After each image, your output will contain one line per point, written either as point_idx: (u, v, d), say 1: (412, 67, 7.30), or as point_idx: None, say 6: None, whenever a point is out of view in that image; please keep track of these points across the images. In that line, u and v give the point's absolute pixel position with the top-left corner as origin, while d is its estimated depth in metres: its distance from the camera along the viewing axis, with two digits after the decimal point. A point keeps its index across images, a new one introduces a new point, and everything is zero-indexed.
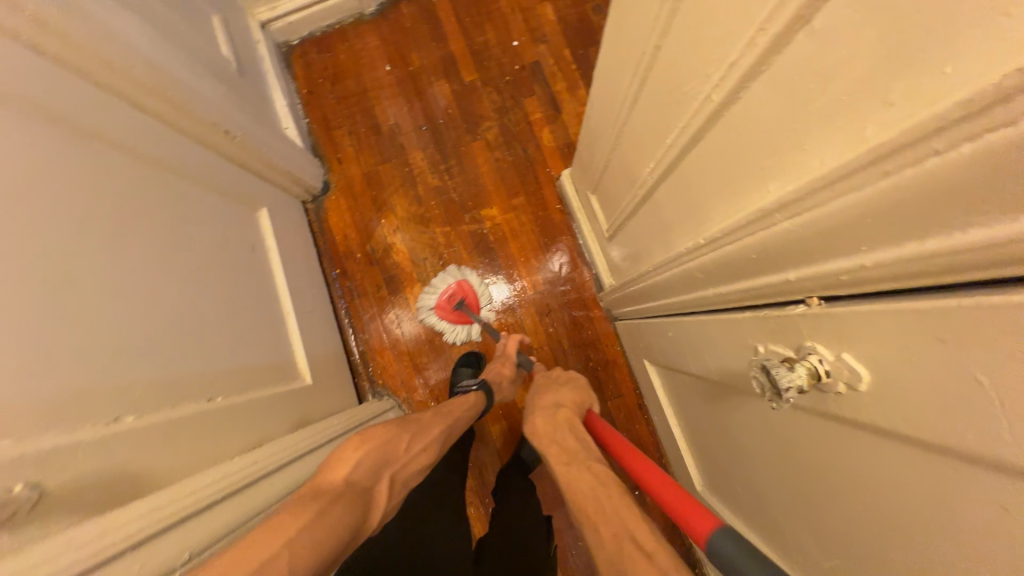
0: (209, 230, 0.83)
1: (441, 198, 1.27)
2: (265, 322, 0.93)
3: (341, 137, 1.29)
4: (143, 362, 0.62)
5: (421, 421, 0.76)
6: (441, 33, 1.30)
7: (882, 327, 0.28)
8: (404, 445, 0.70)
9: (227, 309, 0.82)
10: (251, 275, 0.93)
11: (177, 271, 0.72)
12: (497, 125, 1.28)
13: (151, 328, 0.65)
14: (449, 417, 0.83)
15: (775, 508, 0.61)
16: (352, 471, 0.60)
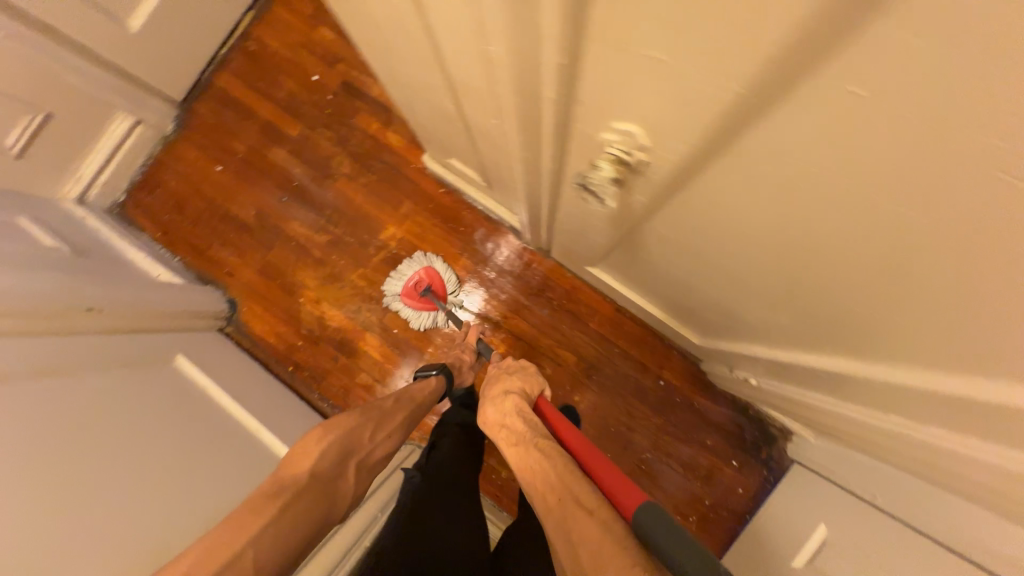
0: (125, 399, 0.81)
1: (338, 246, 1.26)
2: (238, 447, 0.90)
3: (219, 252, 1.26)
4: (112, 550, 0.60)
5: (385, 408, 0.80)
6: (247, 108, 1.29)
7: (640, 16, 0.28)
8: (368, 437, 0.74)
9: (184, 457, 0.80)
10: (195, 417, 0.90)
11: (107, 451, 0.70)
12: (347, 156, 1.27)
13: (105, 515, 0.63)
14: (412, 400, 0.87)
15: (735, 305, 0.63)
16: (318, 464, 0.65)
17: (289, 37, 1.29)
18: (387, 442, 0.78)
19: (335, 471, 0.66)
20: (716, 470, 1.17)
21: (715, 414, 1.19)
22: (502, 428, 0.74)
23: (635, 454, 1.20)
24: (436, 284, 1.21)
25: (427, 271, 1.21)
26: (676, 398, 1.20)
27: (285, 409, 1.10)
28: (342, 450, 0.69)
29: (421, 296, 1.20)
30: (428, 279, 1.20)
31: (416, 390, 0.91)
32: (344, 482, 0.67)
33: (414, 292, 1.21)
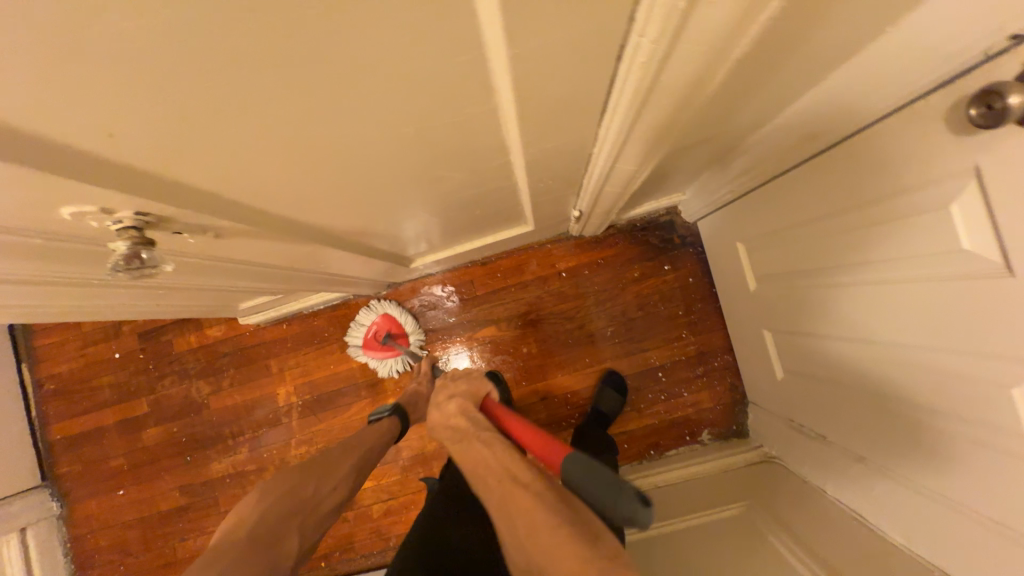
0: None
1: (259, 444, 1.24)
2: None
3: (184, 546, 1.23)
4: None
5: (330, 460, 0.77)
6: (94, 429, 1.27)
7: None
8: (310, 490, 0.70)
9: None
10: None
11: None
12: (198, 380, 1.27)
13: None
14: (357, 448, 0.83)
15: (453, 194, 0.65)
16: (254, 522, 0.60)
17: (69, 351, 1.29)
18: (332, 495, 0.73)
19: (284, 524, 0.63)
20: (662, 285, 1.20)
21: (619, 252, 1.22)
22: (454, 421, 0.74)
23: (605, 338, 1.21)
24: (395, 328, 1.22)
25: (386, 318, 1.23)
26: (585, 272, 1.22)
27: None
28: (285, 509, 0.64)
29: (382, 343, 1.20)
30: (383, 326, 1.22)
31: (368, 433, 0.88)
32: (291, 537, 0.62)
33: (374, 341, 1.22)
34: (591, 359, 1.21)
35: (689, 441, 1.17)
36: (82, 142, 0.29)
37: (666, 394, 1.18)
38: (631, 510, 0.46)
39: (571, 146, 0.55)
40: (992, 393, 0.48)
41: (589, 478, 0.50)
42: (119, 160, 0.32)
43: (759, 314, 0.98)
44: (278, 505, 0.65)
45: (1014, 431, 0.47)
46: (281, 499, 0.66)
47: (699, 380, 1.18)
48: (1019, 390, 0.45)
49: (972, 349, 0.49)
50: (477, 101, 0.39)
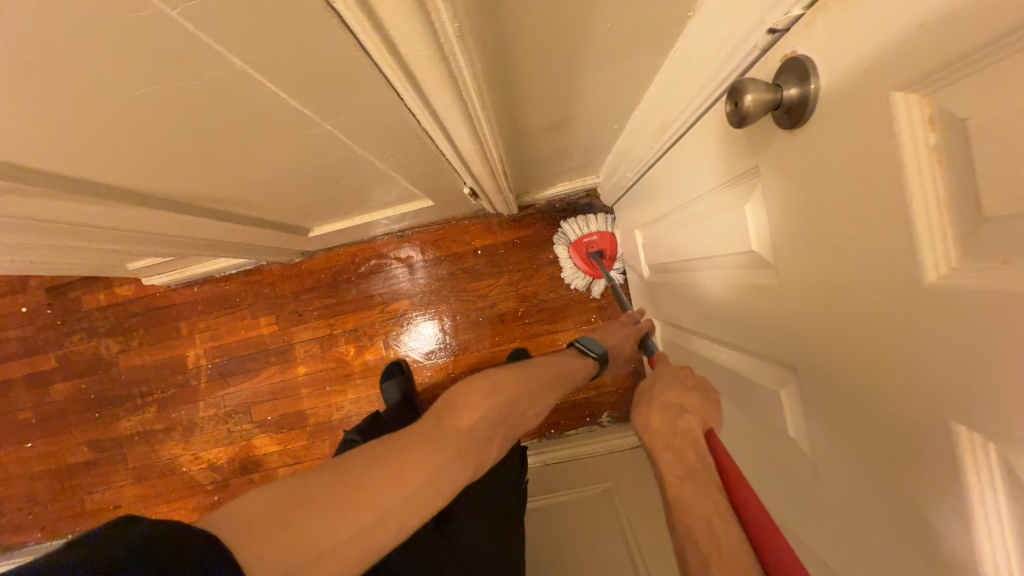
0: None
1: (169, 404, 1.25)
2: None
3: (94, 499, 1.25)
4: None
5: (552, 377, 0.67)
6: (5, 381, 1.27)
7: None
8: (519, 406, 0.60)
9: None
10: None
11: None
12: (108, 338, 1.26)
13: None
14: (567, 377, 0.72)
15: (297, 164, 0.63)
16: (469, 424, 0.51)
17: None
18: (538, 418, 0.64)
19: (495, 429, 0.54)
20: None
21: (537, 233, 1.20)
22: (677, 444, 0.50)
23: (518, 318, 1.21)
24: (609, 251, 1.15)
25: (604, 238, 1.14)
26: (500, 251, 1.21)
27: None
28: (500, 416, 0.55)
29: (591, 258, 1.14)
30: (603, 245, 1.15)
31: (573, 367, 0.74)
32: (495, 447, 0.54)
33: (584, 248, 1.15)
34: (501, 338, 1.22)
35: (590, 422, 1.19)
36: None
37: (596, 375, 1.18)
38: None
39: (388, 121, 0.53)
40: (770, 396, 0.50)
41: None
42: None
43: (651, 303, 0.98)
44: (489, 406, 0.54)
45: (783, 433, 0.49)
46: (502, 412, 0.56)
47: None
48: (785, 394, 0.46)
49: (760, 352, 0.50)
50: (215, 75, 0.37)
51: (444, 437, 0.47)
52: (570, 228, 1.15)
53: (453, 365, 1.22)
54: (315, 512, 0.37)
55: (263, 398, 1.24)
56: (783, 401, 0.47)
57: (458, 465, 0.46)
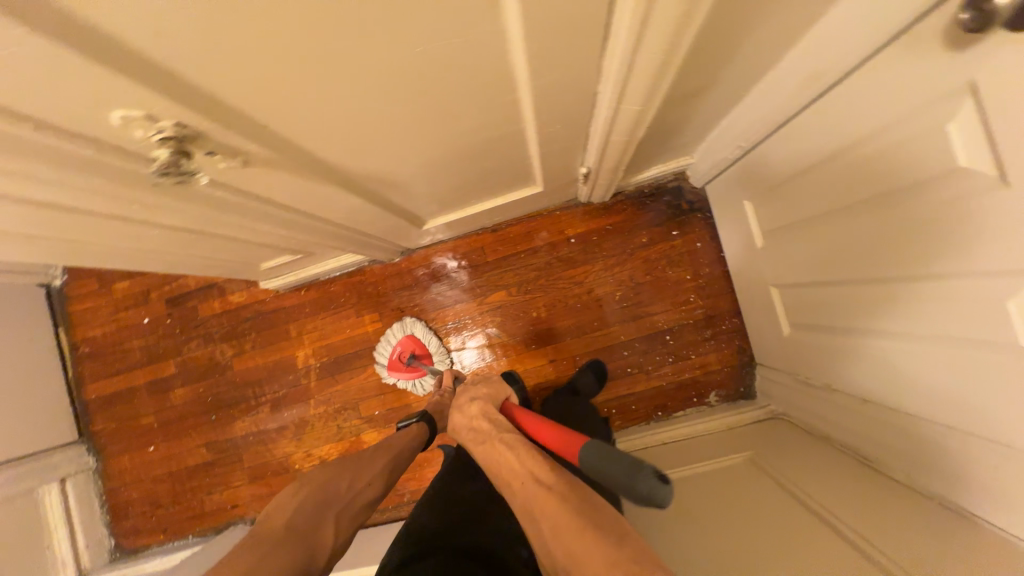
0: None
1: (281, 404, 1.30)
2: None
3: (211, 499, 1.30)
4: None
5: (362, 456, 0.79)
6: (128, 387, 1.35)
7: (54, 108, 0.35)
8: (346, 487, 0.72)
9: None
10: None
11: None
12: (222, 343, 1.33)
13: None
14: (388, 448, 0.84)
15: (465, 139, 0.68)
16: (295, 522, 0.63)
17: (102, 313, 1.36)
18: (372, 489, 0.75)
19: (325, 518, 0.66)
20: (670, 250, 1.22)
21: (628, 218, 1.24)
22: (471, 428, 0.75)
23: (615, 302, 1.23)
24: (419, 351, 1.24)
25: (409, 339, 1.24)
26: (594, 238, 1.24)
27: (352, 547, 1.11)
28: (319, 500, 0.68)
29: (405, 365, 1.23)
30: (409, 348, 1.24)
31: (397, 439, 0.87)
32: (327, 529, 0.65)
33: (399, 363, 1.24)
34: (599, 323, 1.23)
35: (696, 402, 1.19)
36: (141, 42, 0.33)
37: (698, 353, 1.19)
38: (641, 482, 0.44)
39: (575, 83, 0.57)
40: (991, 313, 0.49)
41: (600, 467, 0.48)
42: (166, 67, 0.35)
43: (767, 271, 0.98)
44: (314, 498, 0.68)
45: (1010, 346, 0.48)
46: (313, 492, 0.68)
47: (707, 342, 1.19)
48: (1015, 303, 0.47)
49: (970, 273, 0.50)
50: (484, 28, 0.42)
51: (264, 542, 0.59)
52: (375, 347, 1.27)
53: (554, 352, 1.24)
54: None
55: (370, 394, 1.28)
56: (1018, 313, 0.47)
57: (279, 555, 0.58)
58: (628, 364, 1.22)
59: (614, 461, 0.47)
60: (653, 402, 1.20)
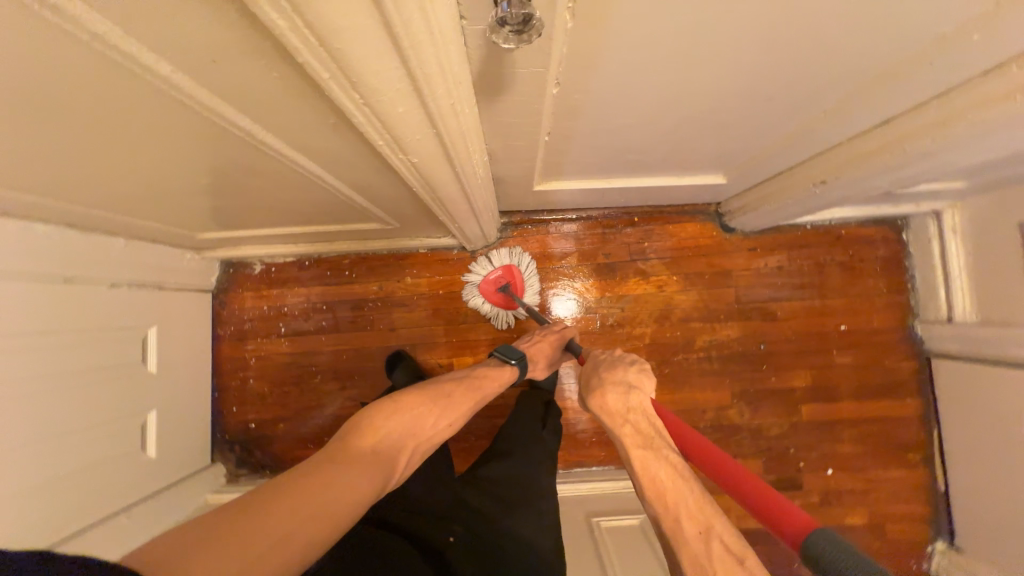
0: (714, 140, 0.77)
1: (680, 345, 1.20)
2: (597, 166, 0.87)
3: (778, 258, 1.19)
4: (586, 95, 0.58)
5: (457, 394, 0.81)
6: (854, 469, 1.17)
7: None
8: (424, 428, 0.72)
9: (616, 148, 0.79)
10: (645, 161, 0.86)
11: (671, 118, 0.68)
12: (737, 424, 1.19)
13: (618, 100, 0.60)
14: (477, 390, 0.86)
15: None
16: (379, 440, 0.65)
17: (881, 490, 1.16)
18: (444, 432, 0.77)
19: (402, 450, 0.67)
20: (258, 412, 1.26)
21: (289, 451, 1.26)
22: (632, 424, 0.68)
23: (318, 374, 1.26)
24: (518, 285, 1.19)
25: (511, 270, 1.19)
26: (323, 437, 1.26)
27: (681, 189, 1.05)
28: (404, 433, 0.68)
29: (498, 291, 1.19)
30: (509, 276, 1.19)
31: (491, 380, 0.89)
32: (402, 467, 0.66)
33: (495, 288, 1.20)
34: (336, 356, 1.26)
35: (267, 266, 1.27)
36: None
37: (254, 311, 1.27)
38: None
39: None
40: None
41: (837, 558, 0.42)
42: None
43: (145, 392, 1.03)
44: (400, 424, 0.69)
45: None
46: (404, 424, 0.70)
47: (244, 318, 1.27)
48: None
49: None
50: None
51: (360, 458, 0.60)
52: (472, 271, 1.21)
53: (388, 335, 1.25)
54: (199, 550, 0.38)
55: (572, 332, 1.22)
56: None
57: (366, 475, 0.58)
58: (322, 311, 1.26)
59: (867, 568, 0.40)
60: (304, 273, 1.26)
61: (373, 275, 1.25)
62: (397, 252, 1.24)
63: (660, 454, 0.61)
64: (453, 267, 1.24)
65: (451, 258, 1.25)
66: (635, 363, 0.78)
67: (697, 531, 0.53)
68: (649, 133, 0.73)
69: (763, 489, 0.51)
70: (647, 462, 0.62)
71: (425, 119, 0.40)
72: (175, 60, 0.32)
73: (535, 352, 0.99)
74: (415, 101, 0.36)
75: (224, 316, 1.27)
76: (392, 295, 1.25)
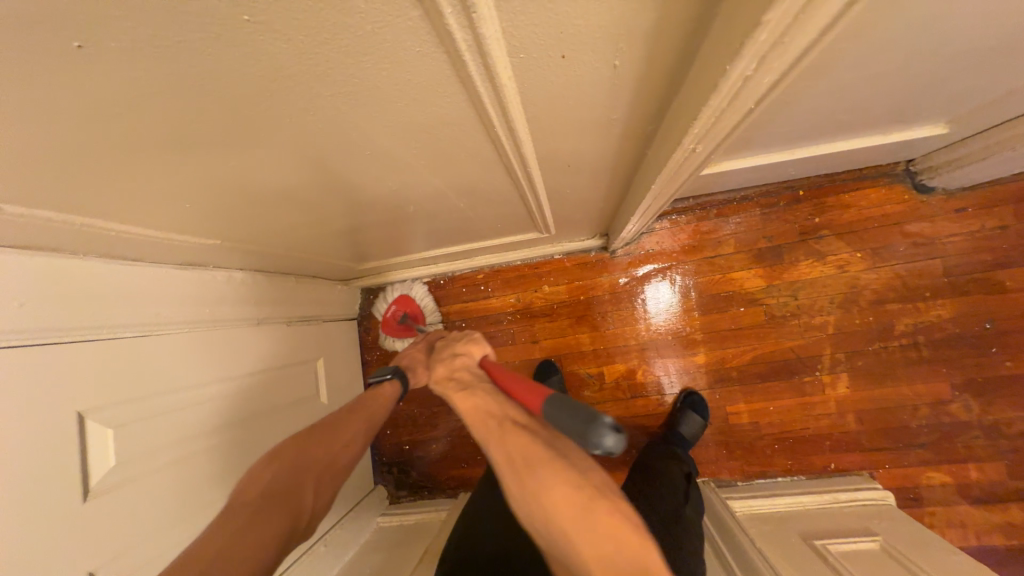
0: (969, 76, 0.62)
1: (875, 331, 1.03)
2: (795, 132, 0.75)
3: (1002, 216, 0.97)
4: (866, 47, 0.48)
5: (335, 416, 0.69)
6: None
7: None
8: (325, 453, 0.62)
9: (837, 109, 0.66)
10: (857, 117, 0.72)
11: (941, 58, 0.55)
12: (964, 421, 0.99)
13: (897, 48, 0.50)
14: (361, 408, 0.72)
15: None
16: (272, 479, 0.58)
17: None
18: (350, 453, 0.65)
19: (304, 476, 0.59)
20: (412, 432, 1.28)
21: (444, 470, 1.27)
22: (456, 381, 0.62)
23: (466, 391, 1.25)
24: (411, 311, 1.20)
25: (403, 300, 1.21)
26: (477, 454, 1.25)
27: (876, 148, 0.89)
28: (289, 467, 0.59)
29: (398, 322, 1.19)
30: (401, 305, 1.20)
31: (375, 404, 0.73)
32: (307, 487, 0.58)
33: (394, 322, 1.21)
34: None
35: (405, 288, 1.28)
36: None
37: None
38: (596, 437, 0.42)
39: None
40: (125, 458, 0.61)
41: (570, 413, 0.45)
42: None
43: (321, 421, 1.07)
44: (286, 463, 0.60)
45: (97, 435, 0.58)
46: (290, 458, 0.61)
47: None
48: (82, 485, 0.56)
49: (121, 493, 0.60)
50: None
51: (251, 502, 0.55)
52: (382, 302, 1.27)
53: (532, 347, 1.20)
54: None
55: (737, 328, 1.10)
56: (85, 484, 0.56)
57: (279, 521, 0.54)
58: (462, 327, 1.25)
59: (570, 410, 0.44)
60: (442, 293, 1.26)
61: (510, 286, 1.22)
62: (533, 262, 1.20)
63: (487, 405, 0.56)
64: (594, 270, 1.17)
65: (591, 261, 1.17)
66: (463, 339, 0.69)
67: (573, 512, 0.47)
68: (892, 82, 0.60)
69: (534, 390, 0.51)
70: (491, 414, 0.55)
71: (763, 94, 0.33)
72: (519, 50, 0.26)
73: (411, 361, 0.80)
74: (783, 72, 0.29)
75: (370, 341, 1.30)
76: (533, 305, 1.20)
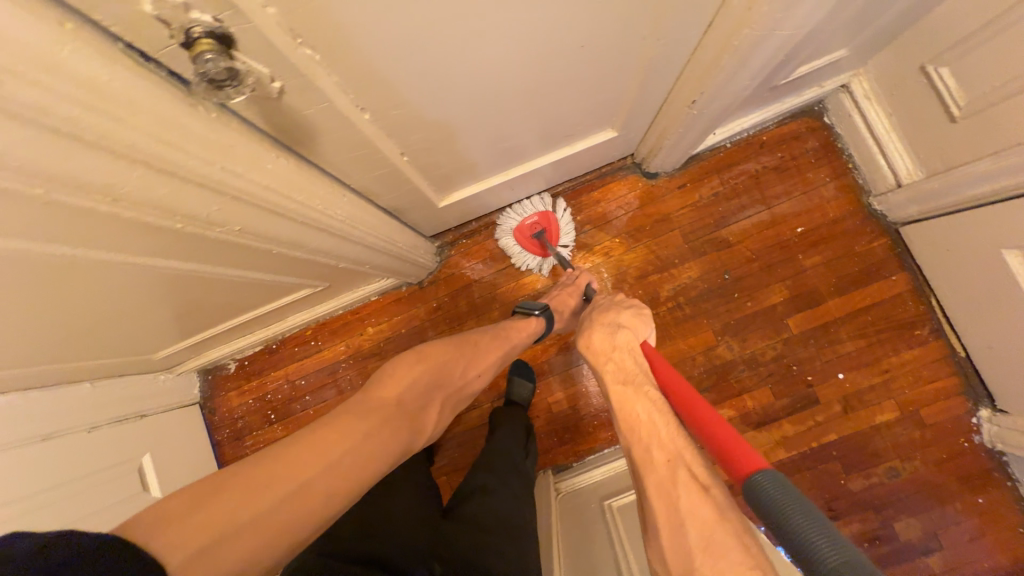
0: (568, 107, 0.78)
1: (647, 301, 1.18)
2: (482, 164, 0.89)
3: (712, 184, 1.17)
4: (413, 109, 0.61)
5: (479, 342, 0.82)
6: (862, 365, 1.11)
7: None
8: (458, 373, 0.76)
9: (484, 144, 0.80)
10: (524, 144, 0.87)
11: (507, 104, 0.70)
12: (733, 359, 1.15)
13: (447, 106, 0.63)
14: (507, 341, 0.87)
15: None
16: (403, 392, 0.66)
17: (901, 378, 1.10)
18: (480, 376, 0.81)
19: (430, 392, 0.70)
20: None
21: None
22: (613, 361, 0.70)
23: None
24: (551, 229, 1.17)
25: (546, 215, 1.17)
26: None
27: (583, 155, 1.05)
28: (434, 378, 0.71)
29: (533, 237, 1.17)
30: (542, 220, 1.17)
31: (522, 332, 0.90)
32: (429, 409, 0.70)
33: (529, 230, 1.18)
34: None
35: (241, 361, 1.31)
36: None
37: (242, 407, 1.31)
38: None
39: None
40: None
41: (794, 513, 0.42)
42: None
43: None
44: (424, 374, 0.70)
45: None
46: (425, 375, 0.70)
47: (236, 416, 1.31)
48: None
49: None
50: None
51: (382, 404, 0.62)
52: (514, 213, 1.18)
53: None
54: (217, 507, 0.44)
55: None
56: None
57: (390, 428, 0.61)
58: (302, 385, 1.29)
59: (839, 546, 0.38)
60: (277, 356, 1.30)
61: (337, 335, 1.28)
62: (352, 308, 1.27)
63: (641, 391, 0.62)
64: (408, 303, 1.26)
65: (403, 295, 1.26)
66: (629, 309, 0.80)
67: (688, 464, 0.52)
68: (503, 120, 0.74)
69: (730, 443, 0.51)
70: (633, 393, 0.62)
71: (206, 190, 0.45)
72: None
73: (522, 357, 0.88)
74: (174, 179, 0.42)
75: (216, 421, 1.31)
76: (361, 348, 1.27)
